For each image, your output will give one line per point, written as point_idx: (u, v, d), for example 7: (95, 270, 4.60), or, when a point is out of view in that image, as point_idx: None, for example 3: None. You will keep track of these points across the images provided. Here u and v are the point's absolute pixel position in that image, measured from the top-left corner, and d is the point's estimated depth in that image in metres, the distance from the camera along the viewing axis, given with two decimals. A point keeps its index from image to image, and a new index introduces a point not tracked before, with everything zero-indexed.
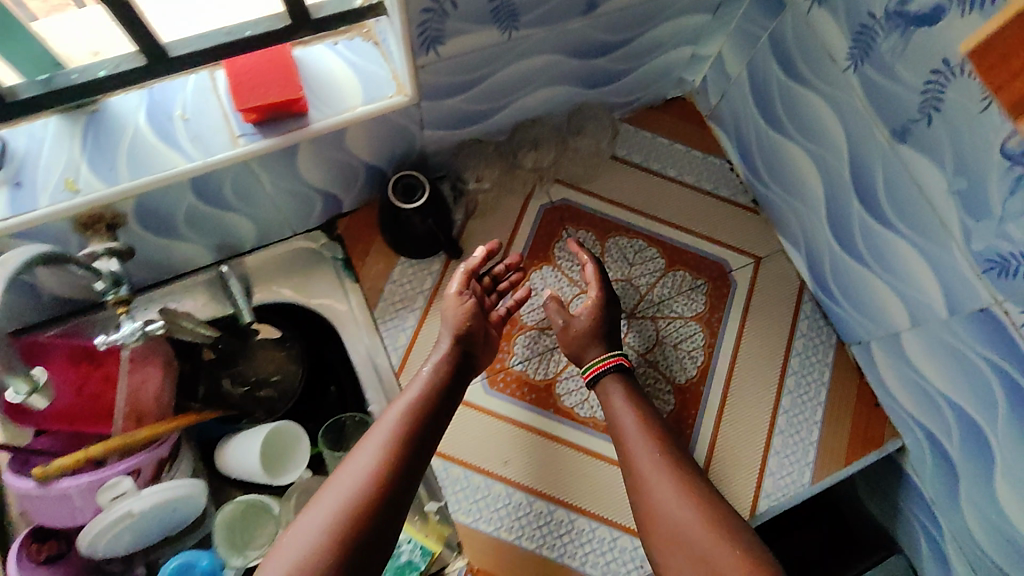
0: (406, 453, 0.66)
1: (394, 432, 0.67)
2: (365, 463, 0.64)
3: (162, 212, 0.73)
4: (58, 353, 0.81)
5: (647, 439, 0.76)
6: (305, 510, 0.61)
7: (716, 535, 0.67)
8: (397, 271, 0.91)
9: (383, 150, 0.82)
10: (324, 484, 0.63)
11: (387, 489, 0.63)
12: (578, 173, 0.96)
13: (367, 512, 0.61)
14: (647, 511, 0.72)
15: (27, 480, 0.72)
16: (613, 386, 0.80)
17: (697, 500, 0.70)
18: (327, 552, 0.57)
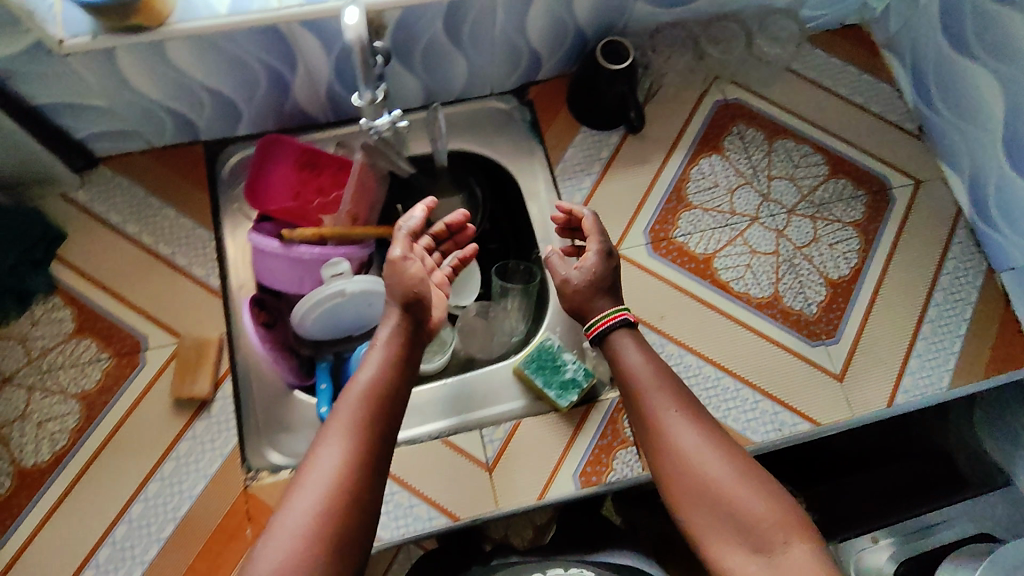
0: (379, 420, 0.65)
1: (367, 404, 0.66)
2: (338, 455, 0.61)
3: (409, 34, 0.84)
4: (284, 156, 0.93)
5: (651, 395, 0.70)
6: (272, 529, 0.57)
7: (741, 481, 0.63)
8: (578, 138, 0.99)
9: (595, 16, 0.90)
10: (289, 490, 0.60)
11: (363, 462, 0.62)
12: (756, 77, 1.02)
13: (346, 496, 0.59)
14: (666, 459, 0.66)
15: (271, 242, 0.83)
16: (614, 344, 0.75)
17: (713, 448, 0.65)
18: (317, 544, 0.56)
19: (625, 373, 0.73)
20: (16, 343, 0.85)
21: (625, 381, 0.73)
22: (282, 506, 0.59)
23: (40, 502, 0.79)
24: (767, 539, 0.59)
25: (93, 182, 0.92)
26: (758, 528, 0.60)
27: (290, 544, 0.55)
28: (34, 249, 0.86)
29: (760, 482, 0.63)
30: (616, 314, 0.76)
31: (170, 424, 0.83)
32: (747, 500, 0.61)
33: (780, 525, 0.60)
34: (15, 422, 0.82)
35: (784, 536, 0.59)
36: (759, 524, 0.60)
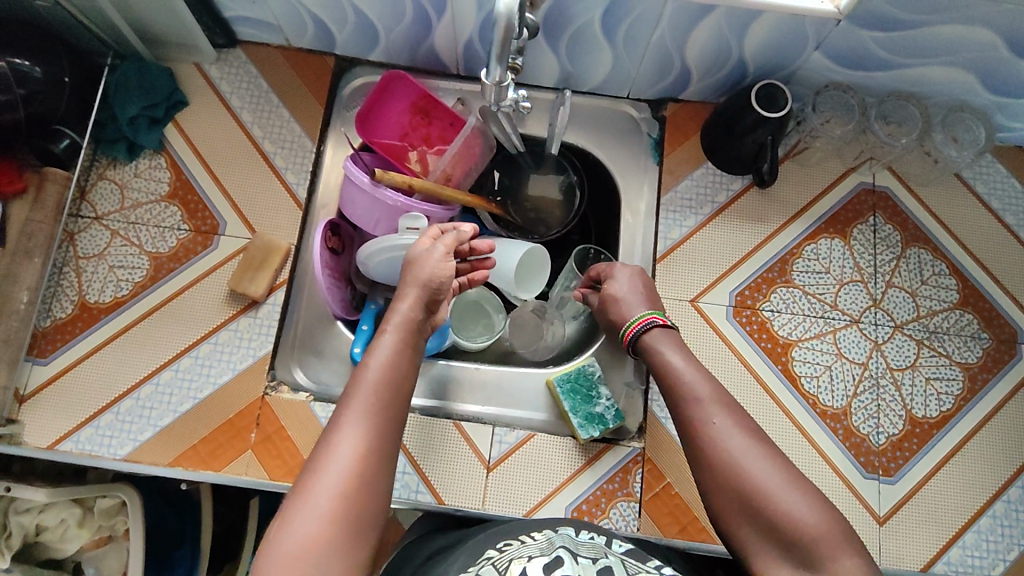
0: (392, 404, 0.62)
1: (378, 387, 0.62)
2: (355, 438, 0.57)
3: (565, 18, 0.79)
4: (404, 95, 0.93)
5: (697, 401, 0.65)
6: (292, 507, 0.53)
7: (788, 485, 0.57)
8: (698, 173, 0.92)
9: (765, 54, 0.82)
10: (305, 474, 0.55)
11: (378, 445, 0.58)
12: (916, 172, 0.91)
13: (365, 478, 0.56)
14: (713, 476, 0.60)
15: (362, 175, 0.82)
16: (651, 342, 0.74)
17: (759, 449, 0.60)
18: (339, 522, 0.53)
19: (670, 376, 0.69)
20: (115, 187, 0.89)
21: (672, 387, 0.68)
22: (300, 487, 0.55)
23: (89, 338, 0.85)
24: (814, 552, 0.54)
25: (228, 61, 0.94)
26: (813, 542, 0.54)
27: (314, 524, 0.52)
28: (157, 108, 0.90)
29: (807, 486, 0.57)
30: (644, 318, 0.76)
31: (218, 311, 0.86)
32: (794, 504, 0.55)
33: (830, 537, 0.54)
34: (92, 259, 0.87)
35: (831, 548, 0.53)
36: (809, 533, 0.54)
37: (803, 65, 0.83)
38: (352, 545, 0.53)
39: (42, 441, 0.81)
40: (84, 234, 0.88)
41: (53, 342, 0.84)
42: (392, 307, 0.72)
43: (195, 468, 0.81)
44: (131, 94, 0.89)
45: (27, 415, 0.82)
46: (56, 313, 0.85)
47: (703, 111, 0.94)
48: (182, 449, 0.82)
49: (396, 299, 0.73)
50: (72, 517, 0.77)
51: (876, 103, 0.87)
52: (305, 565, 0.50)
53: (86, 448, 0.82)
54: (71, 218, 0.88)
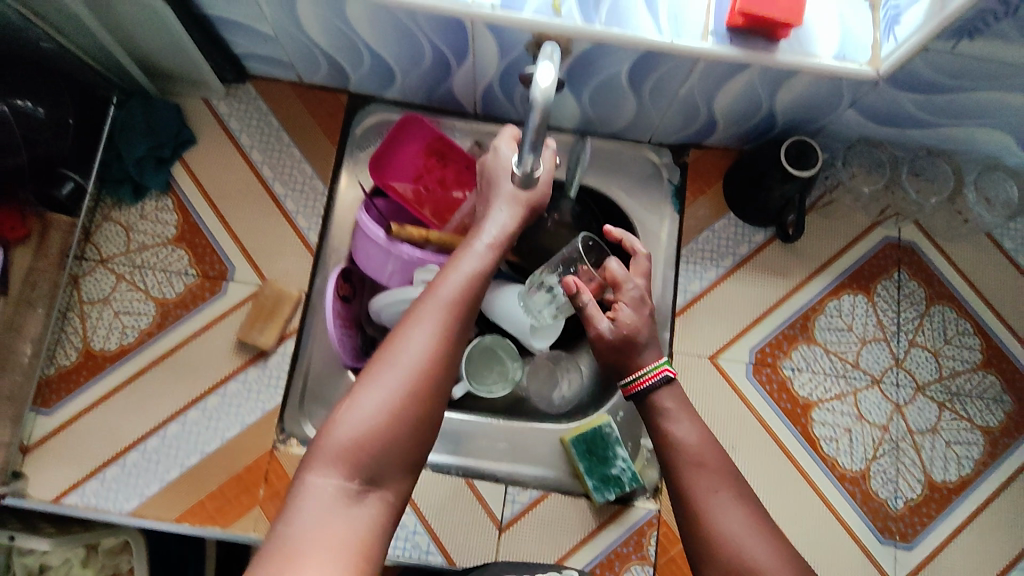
0: (470, 315, 0.62)
1: (461, 295, 0.62)
2: (432, 339, 0.58)
3: (592, 69, 0.77)
4: (418, 136, 0.90)
5: (698, 471, 0.64)
6: (358, 395, 0.55)
7: (783, 570, 0.58)
8: (720, 223, 0.90)
9: (795, 108, 0.80)
10: (375, 362, 0.56)
11: (450, 351, 0.59)
12: (943, 227, 0.89)
13: (433, 384, 0.56)
14: (708, 553, 0.60)
15: (378, 231, 0.82)
16: (657, 401, 0.70)
17: (757, 531, 0.60)
18: (400, 423, 0.54)
19: (666, 445, 0.67)
20: (120, 229, 0.87)
21: (668, 457, 0.67)
22: (368, 375, 0.56)
23: (95, 387, 0.83)
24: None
25: (237, 97, 0.91)
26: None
27: (375, 420, 0.53)
28: (164, 147, 0.87)
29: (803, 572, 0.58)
30: (659, 369, 0.70)
31: (226, 361, 0.84)
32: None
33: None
34: (97, 304, 0.85)
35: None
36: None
37: (834, 120, 0.82)
38: (409, 448, 0.55)
39: (47, 494, 0.80)
40: (89, 278, 0.85)
41: (57, 391, 0.82)
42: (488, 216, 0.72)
43: (202, 524, 0.80)
44: (137, 134, 0.86)
45: (31, 467, 0.80)
46: (61, 361, 0.83)
47: (726, 158, 0.92)
48: (189, 504, 0.80)
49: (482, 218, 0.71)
50: (77, 557, 0.83)
51: (909, 157, 0.85)
52: (363, 461, 0.52)
53: (91, 502, 0.80)
54: (75, 261, 0.85)
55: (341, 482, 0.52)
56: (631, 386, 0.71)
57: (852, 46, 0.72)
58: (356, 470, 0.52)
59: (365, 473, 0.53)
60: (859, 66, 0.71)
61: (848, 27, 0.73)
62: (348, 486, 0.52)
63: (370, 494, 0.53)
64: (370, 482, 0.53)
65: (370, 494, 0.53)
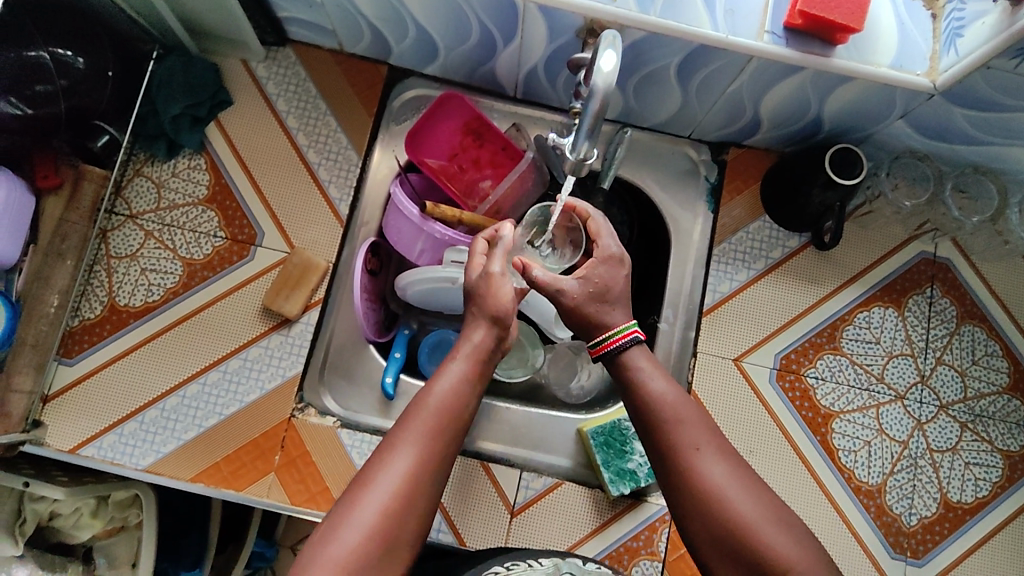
0: (450, 436, 0.61)
1: (440, 415, 0.62)
2: (410, 460, 0.58)
3: (640, 59, 0.75)
4: (454, 113, 0.88)
5: (678, 426, 0.63)
6: (337, 521, 0.55)
7: (770, 526, 0.57)
8: (754, 225, 0.89)
9: (842, 114, 0.79)
10: (355, 487, 0.57)
11: (428, 472, 0.58)
12: (981, 246, 0.88)
13: (409, 505, 0.56)
14: (692, 505, 0.60)
15: (411, 207, 0.82)
16: (629, 362, 0.68)
17: (741, 484, 0.60)
18: (375, 546, 0.54)
19: (646, 404, 0.65)
20: (151, 186, 0.86)
21: (649, 419, 0.65)
22: (347, 502, 0.56)
23: (117, 341, 0.83)
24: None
25: (276, 60, 0.90)
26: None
27: (349, 548, 0.53)
28: (201, 106, 0.86)
29: (788, 523, 0.58)
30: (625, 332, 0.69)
31: (250, 326, 0.84)
32: (776, 541, 0.56)
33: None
34: (123, 259, 0.85)
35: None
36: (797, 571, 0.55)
37: (882, 130, 0.80)
38: (386, 569, 0.54)
39: (63, 444, 0.80)
40: (117, 233, 0.85)
41: (80, 343, 0.82)
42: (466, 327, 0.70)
43: (216, 486, 0.80)
44: (175, 92, 0.85)
45: (51, 416, 0.80)
46: (85, 314, 0.83)
47: (766, 159, 0.90)
48: (203, 465, 0.80)
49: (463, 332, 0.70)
50: (87, 508, 0.86)
51: (954, 173, 0.84)
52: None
53: (108, 455, 0.80)
54: (106, 215, 0.85)
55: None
56: (598, 348, 0.70)
57: (910, 55, 0.70)
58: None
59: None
60: (914, 76, 0.70)
61: (909, 34, 0.71)
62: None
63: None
64: None
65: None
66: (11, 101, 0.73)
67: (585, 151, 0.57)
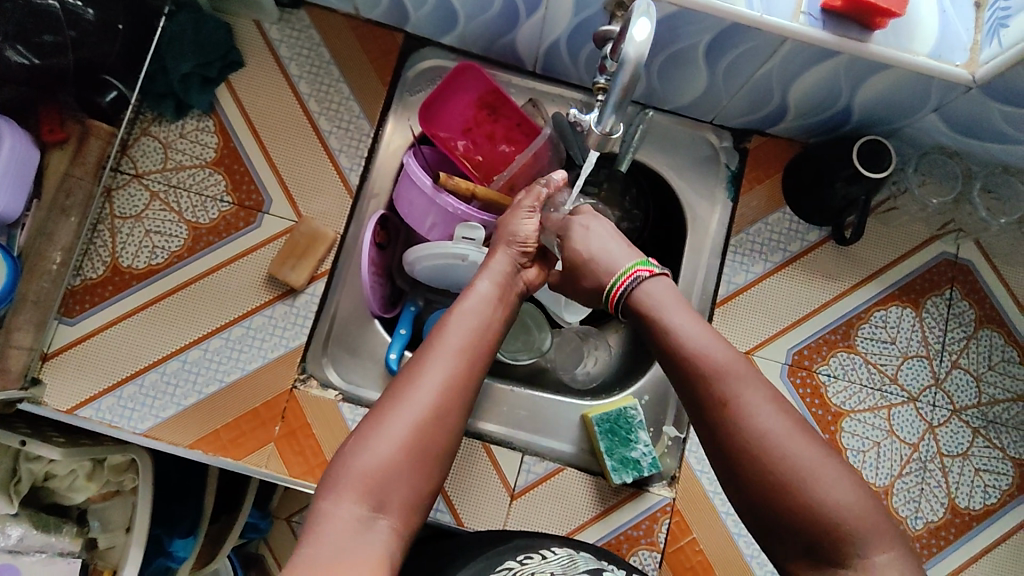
0: (480, 355, 0.61)
1: (470, 334, 0.62)
2: (442, 374, 0.58)
3: (667, 37, 0.73)
4: (471, 86, 0.86)
5: (713, 374, 0.56)
6: (368, 431, 0.55)
7: (821, 476, 0.51)
8: (774, 216, 0.86)
9: (872, 104, 0.76)
10: (387, 399, 0.57)
11: (460, 387, 0.58)
12: (1005, 249, 0.85)
13: (442, 417, 0.56)
14: (735, 460, 0.54)
15: (424, 178, 0.80)
16: (650, 303, 0.63)
17: (791, 431, 0.53)
18: (407, 458, 0.54)
19: (677, 348, 0.59)
20: (158, 145, 0.84)
21: (680, 359, 0.59)
22: (377, 414, 0.56)
23: (119, 303, 0.81)
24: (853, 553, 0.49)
25: (290, 23, 0.87)
26: (856, 528, 0.49)
27: (383, 457, 0.53)
28: (211, 67, 0.84)
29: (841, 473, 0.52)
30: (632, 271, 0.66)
31: (253, 294, 0.82)
32: (830, 490, 0.50)
33: (869, 531, 0.50)
34: (128, 220, 0.83)
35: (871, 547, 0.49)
36: (850, 522, 0.49)
37: (912, 123, 0.78)
38: (418, 479, 0.54)
39: (61, 404, 0.79)
40: (122, 192, 0.83)
41: (81, 303, 0.81)
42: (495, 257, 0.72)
43: (215, 453, 0.78)
44: (186, 50, 0.83)
45: (48, 375, 0.79)
46: (87, 273, 0.81)
47: (789, 149, 0.88)
48: (202, 432, 0.79)
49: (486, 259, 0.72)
50: (82, 470, 0.85)
51: (983, 172, 0.81)
52: (370, 489, 0.52)
53: (105, 417, 0.79)
54: (111, 173, 0.83)
55: (351, 507, 0.51)
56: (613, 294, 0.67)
57: (950, 45, 0.68)
58: (365, 498, 0.52)
59: (374, 500, 0.52)
60: (953, 67, 0.67)
61: (950, 24, 0.68)
62: (359, 511, 0.52)
63: (380, 520, 0.52)
64: (380, 510, 0.52)
65: (380, 520, 0.52)
66: (18, 50, 0.73)
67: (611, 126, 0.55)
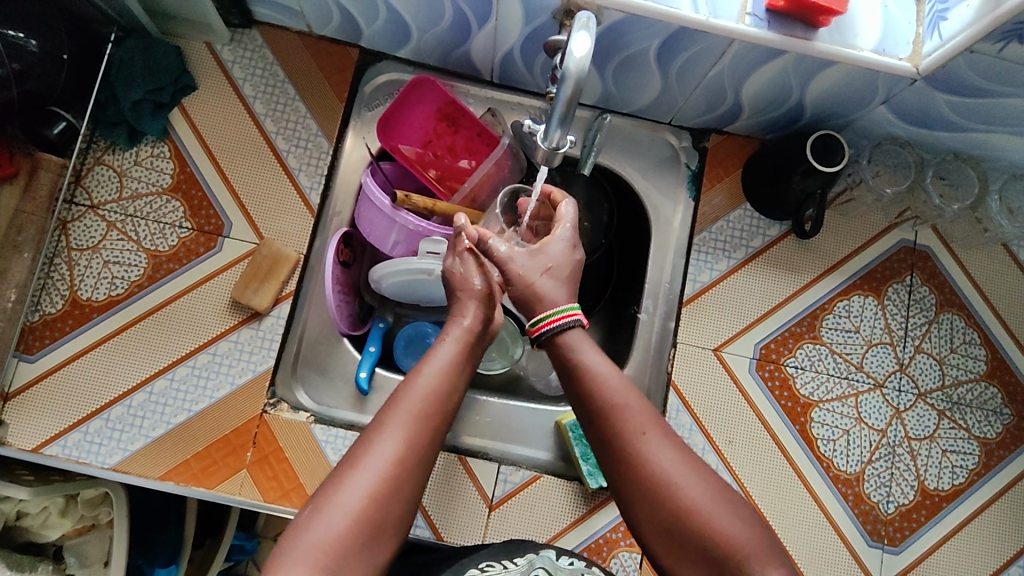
0: (438, 422, 0.59)
1: (431, 397, 0.59)
2: (398, 441, 0.55)
3: (618, 44, 0.73)
4: (428, 100, 0.86)
5: (613, 410, 0.61)
6: (325, 501, 0.52)
7: (719, 511, 0.54)
8: (735, 213, 0.87)
9: (824, 99, 0.77)
10: (343, 466, 0.54)
11: (419, 452, 0.56)
12: (962, 234, 0.87)
13: (398, 483, 0.54)
14: (638, 496, 0.57)
15: (382, 198, 0.79)
16: (568, 344, 0.66)
17: (685, 469, 0.57)
18: (363, 531, 0.51)
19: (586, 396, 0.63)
20: (113, 174, 0.83)
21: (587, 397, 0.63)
22: (334, 479, 0.53)
23: (80, 336, 0.80)
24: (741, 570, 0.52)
25: (242, 43, 0.87)
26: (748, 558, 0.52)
27: (337, 529, 0.50)
28: (163, 92, 0.83)
29: (734, 504, 0.56)
30: (565, 313, 0.68)
31: (219, 320, 0.81)
32: (726, 521, 0.54)
33: (759, 554, 0.53)
34: (85, 251, 0.81)
35: (761, 564, 0.52)
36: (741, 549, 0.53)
37: (864, 115, 0.79)
38: (370, 551, 0.52)
39: (26, 443, 0.77)
40: (78, 223, 0.81)
41: (41, 339, 0.79)
42: (456, 315, 0.70)
43: (186, 484, 0.77)
44: (136, 76, 0.81)
45: (12, 414, 0.78)
46: (46, 308, 0.80)
47: (747, 146, 0.89)
48: (173, 463, 0.78)
49: (455, 311, 0.71)
50: (54, 507, 0.83)
51: (935, 160, 0.83)
52: (324, 564, 0.49)
53: (73, 454, 0.78)
54: (65, 205, 0.81)
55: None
56: (538, 328, 0.68)
57: (894, 40, 0.69)
58: None
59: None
60: (898, 61, 0.68)
61: (890, 19, 0.69)
62: None
63: None
64: None
65: None
66: None
67: (557, 140, 0.56)
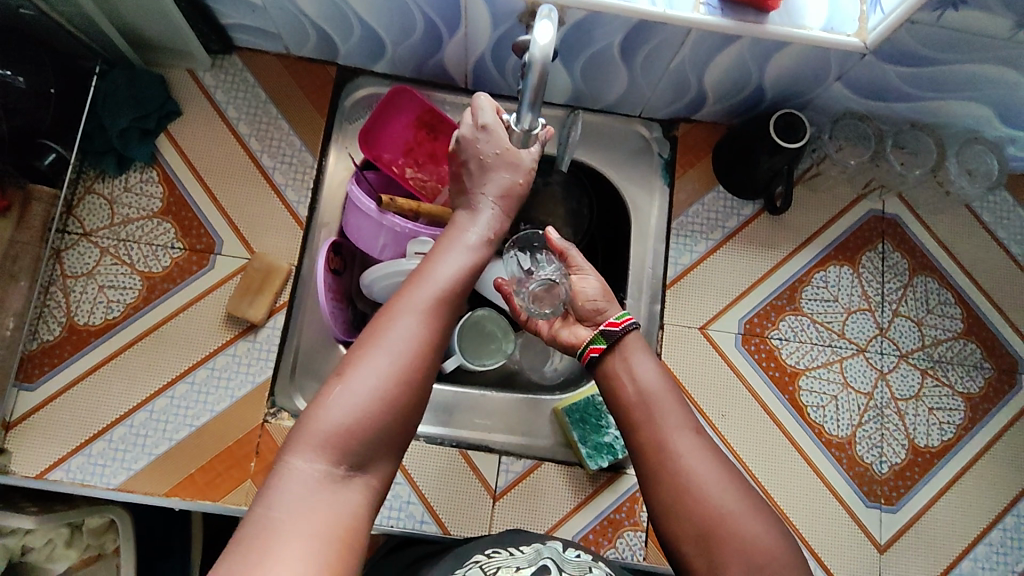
0: (450, 311, 0.59)
1: (445, 291, 0.60)
2: (415, 329, 0.55)
3: (583, 42, 0.77)
4: (406, 109, 0.89)
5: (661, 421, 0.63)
6: (344, 379, 0.52)
7: (756, 522, 0.58)
8: (709, 196, 0.91)
9: (783, 81, 0.81)
10: (359, 346, 0.55)
11: (435, 338, 0.57)
12: (927, 200, 0.91)
13: (418, 367, 0.54)
14: (676, 503, 0.60)
15: (368, 202, 0.82)
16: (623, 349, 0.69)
17: (726, 480, 0.60)
18: (384, 411, 0.52)
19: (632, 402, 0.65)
20: (104, 202, 0.85)
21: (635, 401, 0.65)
22: (351, 361, 0.53)
23: (79, 361, 0.81)
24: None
25: (223, 68, 0.90)
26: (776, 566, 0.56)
27: (357, 408, 0.51)
28: (149, 119, 0.86)
29: (764, 514, 0.59)
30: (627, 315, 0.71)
31: (215, 335, 0.83)
32: (756, 529, 0.57)
33: (783, 560, 0.56)
34: (80, 278, 0.83)
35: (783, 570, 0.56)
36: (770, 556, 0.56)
37: (822, 93, 0.83)
38: (392, 434, 0.53)
39: (30, 471, 0.78)
40: (71, 252, 0.83)
41: (40, 366, 0.80)
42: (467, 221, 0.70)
43: (192, 499, 0.78)
44: (121, 105, 0.84)
45: (15, 442, 0.79)
46: (43, 336, 0.81)
47: (715, 133, 0.93)
48: (178, 478, 0.79)
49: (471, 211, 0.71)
50: (60, 539, 0.74)
51: (893, 131, 0.87)
52: (345, 445, 0.50)
53: (77, 477, 0.78)
54: (58, 235, 0.84)
55: (325, 466, 0.50)
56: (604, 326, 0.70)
57: (841, 18, 0.73)
58: (338, 457, 0.50)
59: (350, 458, 0.51)
60: (846, 37, 0.72)
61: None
62: (332, 470, 0.50)
63: (355, 478, 0.51)
64: (355, 468, 0.51)
65: (354, 478, 0.51)
66: None
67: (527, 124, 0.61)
